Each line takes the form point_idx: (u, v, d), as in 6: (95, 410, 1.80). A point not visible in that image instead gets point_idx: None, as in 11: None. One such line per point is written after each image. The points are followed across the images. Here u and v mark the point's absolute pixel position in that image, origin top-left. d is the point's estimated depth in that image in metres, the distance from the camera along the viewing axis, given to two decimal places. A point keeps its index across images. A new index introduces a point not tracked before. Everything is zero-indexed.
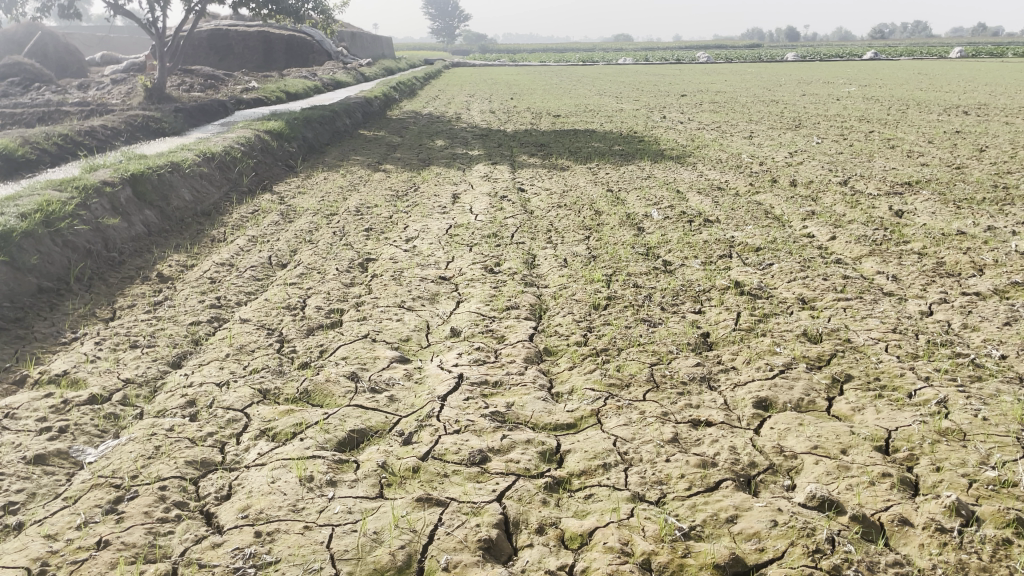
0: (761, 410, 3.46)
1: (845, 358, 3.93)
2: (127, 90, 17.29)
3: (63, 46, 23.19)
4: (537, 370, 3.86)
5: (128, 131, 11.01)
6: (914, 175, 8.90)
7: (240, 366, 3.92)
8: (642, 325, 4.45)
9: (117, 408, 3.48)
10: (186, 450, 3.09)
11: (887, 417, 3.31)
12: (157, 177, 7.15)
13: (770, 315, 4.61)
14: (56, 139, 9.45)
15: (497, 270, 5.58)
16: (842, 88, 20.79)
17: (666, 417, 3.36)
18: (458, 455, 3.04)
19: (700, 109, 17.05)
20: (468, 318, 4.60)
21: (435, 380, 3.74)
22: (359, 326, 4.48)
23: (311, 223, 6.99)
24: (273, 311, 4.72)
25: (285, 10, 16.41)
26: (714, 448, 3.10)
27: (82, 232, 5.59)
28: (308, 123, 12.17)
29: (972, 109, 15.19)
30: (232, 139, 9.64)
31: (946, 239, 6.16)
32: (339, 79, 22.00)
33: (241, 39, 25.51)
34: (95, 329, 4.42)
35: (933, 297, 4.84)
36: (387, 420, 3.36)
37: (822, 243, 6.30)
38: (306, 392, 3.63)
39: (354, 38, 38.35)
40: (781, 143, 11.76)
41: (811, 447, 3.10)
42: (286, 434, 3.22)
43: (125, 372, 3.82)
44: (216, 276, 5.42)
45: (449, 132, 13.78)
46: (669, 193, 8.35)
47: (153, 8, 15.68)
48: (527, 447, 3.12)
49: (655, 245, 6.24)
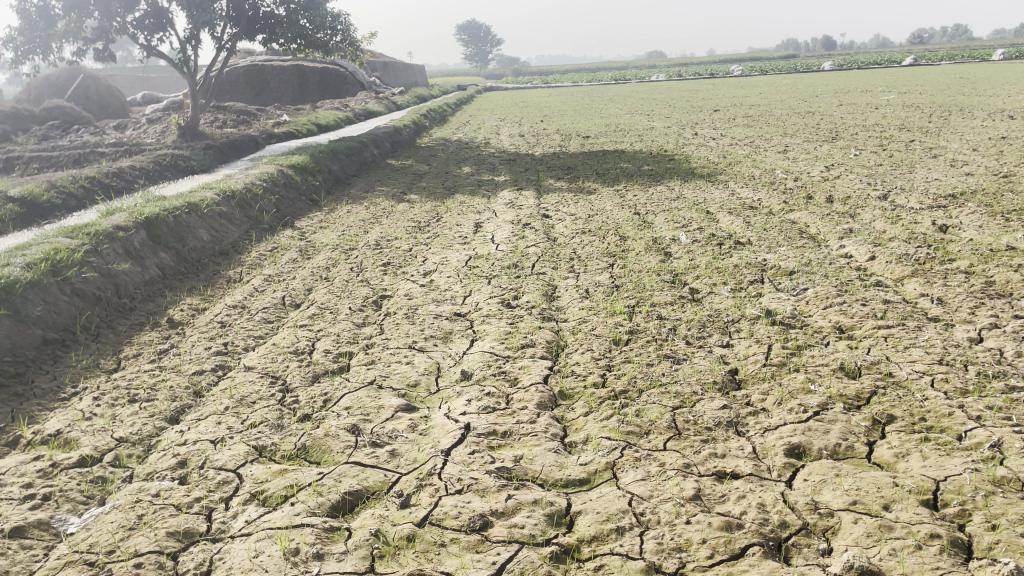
0: (794, 459, 3.15)
1: (887, 396, 3.59)
2: (162, 129, 17.53)
3: (105, 88, 23.65)
4: (550, 418, 3.60)
5: (156, 171, 11.07)
6: (958, 186, 8.48)
7: (238, 420, 3.72)
8: (666, 362, 4.16)
9: (107, 471, 3.32)
10: (170, 519, 2.91)
11: (934, 465, 2.99)
12: (174, 218, 7.08)
13: (804, 347, 4.29)
14: (82, 183, 9.54)
15: (515, 304, 5.35)
16: (879, 97, 20.30)
17: (688, 469, 3.08)
18: (457, 520, 2.79)
19: (732, 123, 16.75)
20: (480, 359, 4.36)
21: (440, 431, 3.50)
22: (366, 371, 4.28)
23: (330, 260, 6.84)
24: (280, 357, 4.53)
25: (313, 44, 16.48)
26: (741, 506, 2.81)
27: (91, 280, 5.51)
28: (334, 155, 12.11)
29: (1018, 113, 14.61)
30: (255, 175, 9.59)
31: (996, 255, 5.77)
32: (371, 110, 22.10)
33: (276, 74, 25.80)
34: (96, 382, 4.28)
35: (982, 321, 4.48)
36: (386, 479, 3.14)
37: (861, 264, 5.95)
38: (303, 448, 3.43)
39: (388, 67, 38.69)
40: (816, 156, 11.37)
41: (849, 503, 2.79)
42: (277, 498, 3.02)
43: (119, 431, 3.66)
44: (227, 319, 5.28)
45: (478, 158, 13.65)
46: (699, 214, 8.05)
47: (185, 48, 15.88)
48: (533, 509, 2.86)
49: (682, 272, 5.96)
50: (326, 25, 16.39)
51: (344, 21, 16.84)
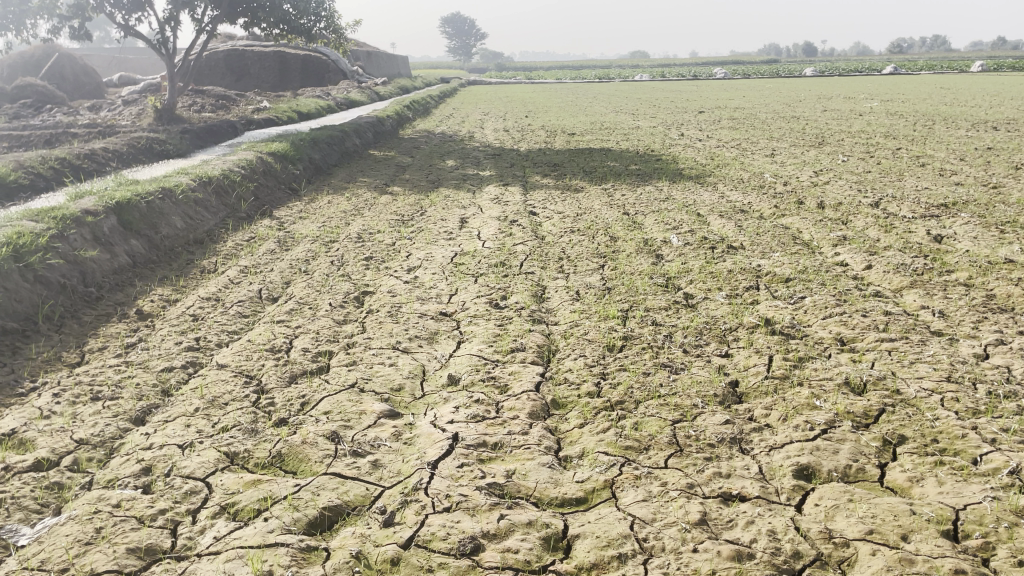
0: (803, 481, 2.97)
1: (896, 415, 3.42)
2: (137, 111, 17.08)
3: (81, 67, 23.05)
4: (543, 429, 3.39)
5: (129, 153, 10.71)
6: (949, 196, 8.38)
7: (209, 423, 3.48)
8: (662, 371, 3.96)
9: (64, 476, 3.06)
10: (131, 533, 2.67)
11: (952, 492, 2.82)
12: (146, 204, 6.78)
13: (807, 359, 4.11)
14: (51, 164, 9.18)
15: (503, 304, 5.13)
16: (865, 103, 20.29)
17: (692, 490, 2.89)
18: (446, 543, 2.58)
19: (718, 125, 16.65)
20: (468, 363, 4.14)
21: (426, 442, 3.28)
22: (347, 372, 4.04)
23: (309, 252, 6.58)
24: (255, 354, 4.27)
25: (296, 29, 16.10)
26: (751, 534, 2.62)
27: (56, 266, 5.22)
28: (315, 144, 11.79)
29: (1001, 124, 14.64)
30: (233, 161, 9.28)
31: (995, 268, 5.65)
32: (353, 100, 21.73)
33: (257, 59, 25.35)
34: (57, 377, 4.01)
35: (988, 337, 4.33)
36: (368, 493, 2.92)
37: (857, 273, 5.81)
38: (279, 456, 3.19)
39: (371, 58, 38.26)
40: (805, 161, 11.28)
41: (866, 532, 2.61)
42: (249, 512, 2.79)
43: (79, 432, 3.39)
44: (199, 312, 5.01)
45: (462, 152, 13.39)
46: (689, 216, 7.87)
47: (164, 29, 15.43)
48: (527, 532, 2.66)
49: (675, 276, 5.78)
50: (310, 11, 16.04)
51: (329, 7, 16.49)
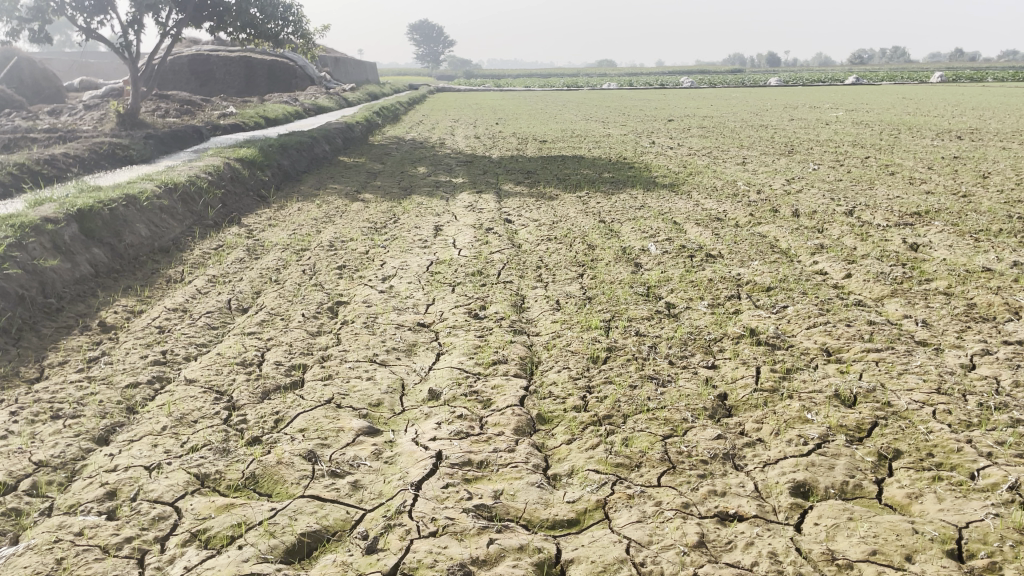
0: (800, 498, 2.88)
1: (889, 429, 3.35)
2: (99, 116, 16.64)
3: (40, 71, 22.49)
4: (529, 446, 3.26)
5: (90, 159, 10.38)
6: (922, 204, 8.42)
7: (177, 443, 3.29)
8: (650, 384, 3.85)
9: (22, 502, 2.87)
10: (95, 565, 2.49)
11: (952, 509, 2.74)
12: (109, 212, 6.54)
13: (794, 370, 4.04)
14: (8, 170, 8.84)
15: (482, 314, 5.00)
16: (831, 113, 20.51)
17: (687, 509, 2.78)
18: (434, 570, 2.44)
19: (688, 133, 16.70)
20: (449, 376, 4.00)
21: (408, 461, 3.13)
22: (323, 387, 3.87)
23: (279, 260, 6.40)
24: (225, 369, 4.09)
25: (264, 34, 15.83)
26: (751, 556, 2.52)
27: (14, 276, 4.99)
28: (283, 150, 11.56)
29: (966, 133, 14.86)
30: (199, 167, 9.04)
31: (972, 277, 5.65)
32: (321, 106, 21.44)
33: (222, 65, 24.87)
34: (14, 394, 3.78)
35: (973, 347, 4.29)
36: (349, 517, 2.77)
37: (837, 281, 5.78)
38: (253, 477, 3.03)
39: (338, 64, 37.88)
40: (776, 169, 11.30)
41: (869, 553, 2.52)
42: (223, 539, 2.62)
43: (38, 453, 3.19)
44: (166, 324, 4.81)
45: (433, 159, 13.24)
46: (666, 225, 7.80)
47: (126, 33, 15.09)
48: (519, 557, 2.53)
49: (655, 284, 5.69)
50: (277, 15, 15.79)
51: (297, 12, 16.26)
